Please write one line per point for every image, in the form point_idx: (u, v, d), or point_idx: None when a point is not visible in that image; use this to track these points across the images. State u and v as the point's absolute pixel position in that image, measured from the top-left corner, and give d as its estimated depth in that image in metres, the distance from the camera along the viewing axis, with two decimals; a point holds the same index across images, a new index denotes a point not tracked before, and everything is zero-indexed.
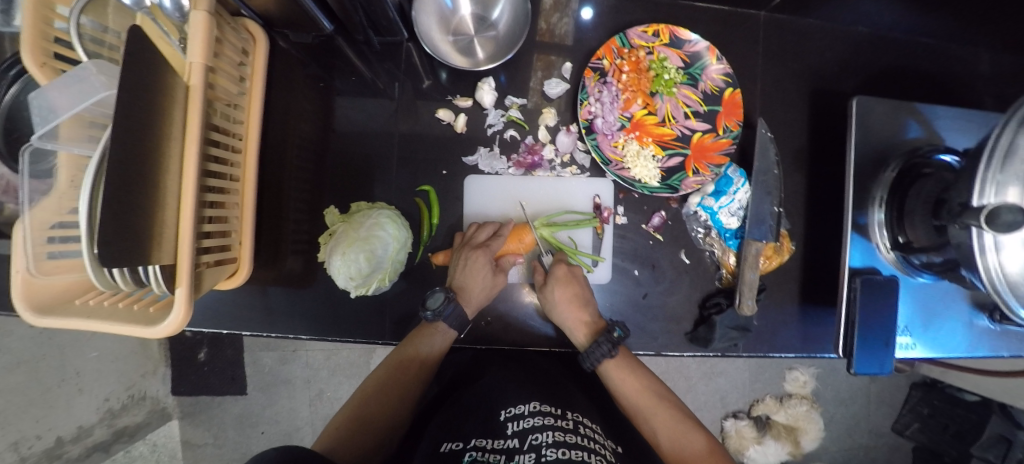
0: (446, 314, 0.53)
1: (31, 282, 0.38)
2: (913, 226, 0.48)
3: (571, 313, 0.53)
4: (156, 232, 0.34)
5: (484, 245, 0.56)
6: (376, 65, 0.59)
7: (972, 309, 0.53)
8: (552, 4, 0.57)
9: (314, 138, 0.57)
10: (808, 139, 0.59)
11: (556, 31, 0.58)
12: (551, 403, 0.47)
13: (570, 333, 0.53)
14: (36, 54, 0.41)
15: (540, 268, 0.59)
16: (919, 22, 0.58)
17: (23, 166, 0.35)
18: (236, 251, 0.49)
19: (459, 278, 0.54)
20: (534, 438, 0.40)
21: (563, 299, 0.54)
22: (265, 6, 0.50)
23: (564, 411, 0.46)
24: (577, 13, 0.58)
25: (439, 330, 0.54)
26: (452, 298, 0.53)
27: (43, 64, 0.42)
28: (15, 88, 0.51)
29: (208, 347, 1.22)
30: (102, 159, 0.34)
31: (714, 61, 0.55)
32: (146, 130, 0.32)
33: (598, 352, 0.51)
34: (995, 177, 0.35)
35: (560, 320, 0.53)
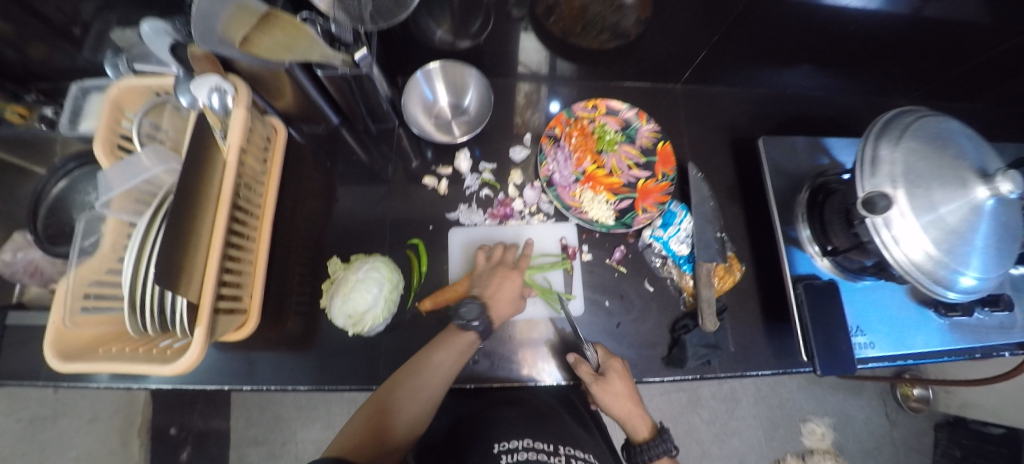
0: (475, 324, 0.52)
1: (64, 329, 0.44)
2: (836, 234, 0.56)
3: (626, 404, 0.53)
4: (189, 273, 0.41)
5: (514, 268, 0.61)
6: (372, 148, 0.72)
7: (917, 307, 0.58)
8: (526, 103, 0.75)
9: (319, 207, 0.67)
10: (736, 177, 0.70)
11: (530, 121, 0.73)
12: (542, 439, 0.49)
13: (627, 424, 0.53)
14: (105, 146, 0.53)
15: (585, 362, 0.55)
16: (803, 80, 0.75)
17: (78, 227, 0.44)
18: (247, 303, 0.55)
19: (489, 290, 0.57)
20: None
21: (622, 393, 0.53)
22: (287, 107, 0.64)
23: (556, 448, 0.48)
24: (546, 106, 0.75)
25: (466, 338, 0.52)
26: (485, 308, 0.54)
27: (109, 153, 0.54)
28: (64, 182, 0.62)
29: (191, 445, 1.14)
30: (152, 219, 0.43)
31: (644, 123, 0.69)
32: (191, 190, 0.42)
33: (660, 448, 0.51)
34: (871, 181, 0.46)
35: (614, 406, 0.53)
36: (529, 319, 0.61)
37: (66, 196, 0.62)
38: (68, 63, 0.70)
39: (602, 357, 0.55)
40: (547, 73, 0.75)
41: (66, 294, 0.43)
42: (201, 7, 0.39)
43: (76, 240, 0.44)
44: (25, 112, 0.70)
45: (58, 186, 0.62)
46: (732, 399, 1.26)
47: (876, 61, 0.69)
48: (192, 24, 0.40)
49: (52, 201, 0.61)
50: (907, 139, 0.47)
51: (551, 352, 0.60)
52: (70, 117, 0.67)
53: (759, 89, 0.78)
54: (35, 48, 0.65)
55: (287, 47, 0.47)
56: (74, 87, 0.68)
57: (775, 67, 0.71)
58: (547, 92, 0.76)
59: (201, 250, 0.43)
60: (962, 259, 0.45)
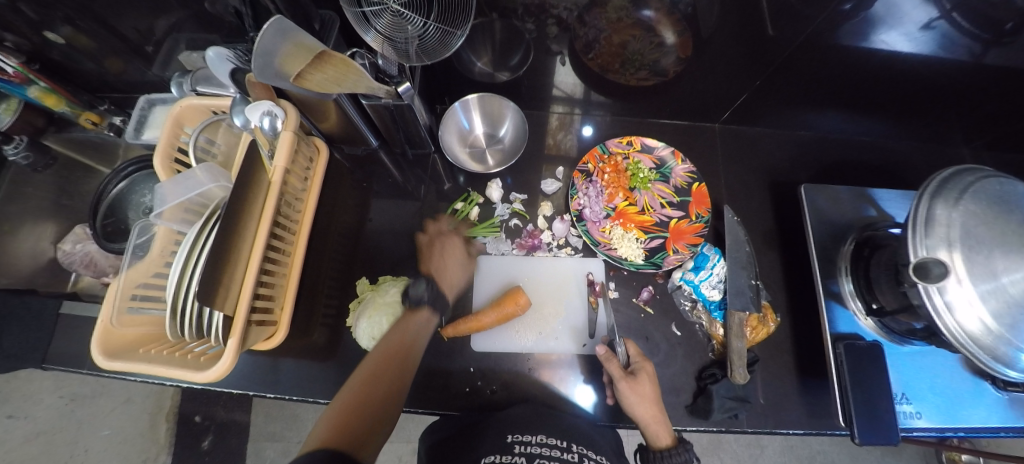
0: (427, 298, 0.60)
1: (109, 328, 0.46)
2: (882, 292, 0.53)
3: (646, 406, 0.51)
4: (227, 287, 0.44)
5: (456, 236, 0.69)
6: (408, 171, 0.74)
7: (972, 378, 0.54)
8: (558, 126, 0.76)
9: (352, 226, 0.70)
10: (774, 222, 0.68)
11: (562, 143, 0.75)
12: (557, 435, 0.49)
13: (645, 429, 0.52)
14: (163, 158, 0.57)
15: (616, 358, 0.55)
16: (850, 124, 0.72)
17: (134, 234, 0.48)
18: (277, 315, 0.57)
19: (436, 264, 0.65)
20: None
21: (646, 396, 0.52)
22: (331, 129, 0.67)
23: (570, 445, 0.48)
24: (579, 129, 0.76)
25: (421, 314, 0.58)
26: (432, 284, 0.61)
27: (166, 165, 0.58)
28: (124, 184, 0.68)
29: (213, 434, 1.18)
30: (199, 233, 0.46)
31: (679, 163, 0.69)
32: (236, 209, 0.44)
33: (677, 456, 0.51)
34: (924, 242, 0.44)
35: (632, 408, 0.51)
36: (548, 351, 0.61)
37: (124, 197, 0.68)
38: (140, 77, 0.76)
39: (633, 356, 0.56)
40: (581, 95, 0.73)
41: (115, 295, 0.46)
42: (263, 41, 0.40)
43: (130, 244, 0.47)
44: (98, 120, 0.74)
45: (117, 187, 0.67)
46: (756, 447, 1.20)
47: (932, 109, 0.66)
48: (253, 58, 0.41)
49: (111, 200, 0.67)
50: (966, 202, 0.44)
51: (572, 369, 0.60)
52: (136, 127, 0.73)
53: (802, 131, 0.76)
54: (114, 62, 0.71)
55: (337, 80, 0.49)
56: (142, 98, 0.74)
57: (821, 110, 0.69)
58: (580, 118, 0.77)
59: (240, 265, 0.46)
60: None
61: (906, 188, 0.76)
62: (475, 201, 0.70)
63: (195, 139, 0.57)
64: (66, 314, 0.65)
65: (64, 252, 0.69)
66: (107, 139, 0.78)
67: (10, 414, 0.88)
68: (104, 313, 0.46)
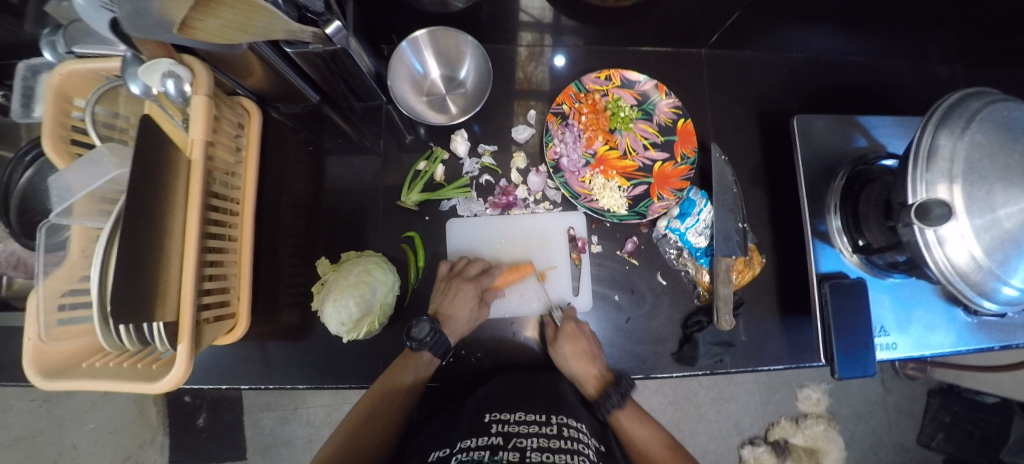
0: (429, 344, 0.52)
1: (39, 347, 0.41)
2: (869, 229, 0.50)
3: (580, 367, 0.54)
4: (162, 291, 0.38)
5: (473, 280, 0.57)
6: (362, 127, 0.65)
7: (946, 304, 0.55)
8: (529, 56, 0.67)
9: (307, 195, 0.62)
10: (762, 157, 0.64)
11: (533, 76, 0.67)
12: (537, 411, 0.48)
13: (581, 384, 0.56)
14: (55, 141, 0.48)
15: (552, 323, 0.58)
16: (845, 44, 0.66)
17: (40, 241, 0.39)
18: (234, 306, 0.51)
19: (446, 307, 0.54)
20: (519, 441, 0.43)
21: (571, 354, 0.55)
22: (258, 84, 0.55)
23: (548, 417, 0.47)
24: (551, 60, 0.68)
25: (423, 359, 0.52)
26: (437, 328, 0.52)
27: (60, 148, 0.48)
28: (30, 172, 0.57)
29: (207, 411, 1.14)
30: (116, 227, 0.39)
31: (663, 98, 0.62)
32: (154, 197, 0.37)
33: (609, 402, 0.54)
34: (924, 176, 0.40)
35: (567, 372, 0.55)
36: (529, 313, 0.60)
37: (37, 186, 0.57)
38: (10, 38, 0.61)
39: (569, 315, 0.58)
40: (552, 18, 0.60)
41: (38, 309, 0.39)
42: None
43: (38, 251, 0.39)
44: None
45: (24, 176, 0.57)
46: None
47: (931, 26, 0.60)
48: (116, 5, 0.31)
49: (21, 192, 0.56)
50: (974, 132, 0.39)
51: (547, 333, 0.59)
52: (23, 103, 0.60)
53: (794, 54, 0.69)
54: None
55: (241, 26, 0.37)
56: (19, 64, 0.59)
57: (818, 28, 0.62)
58: (551, 47, 0.68)
59: (173, 262, 0.39)
60: (1012, 267, 0.40)
61: (895, 110, 0.72)
62: (440, 158, 0.62)
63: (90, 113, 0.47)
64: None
65: None
66: None
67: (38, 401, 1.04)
68: (30, 328, 0.40)
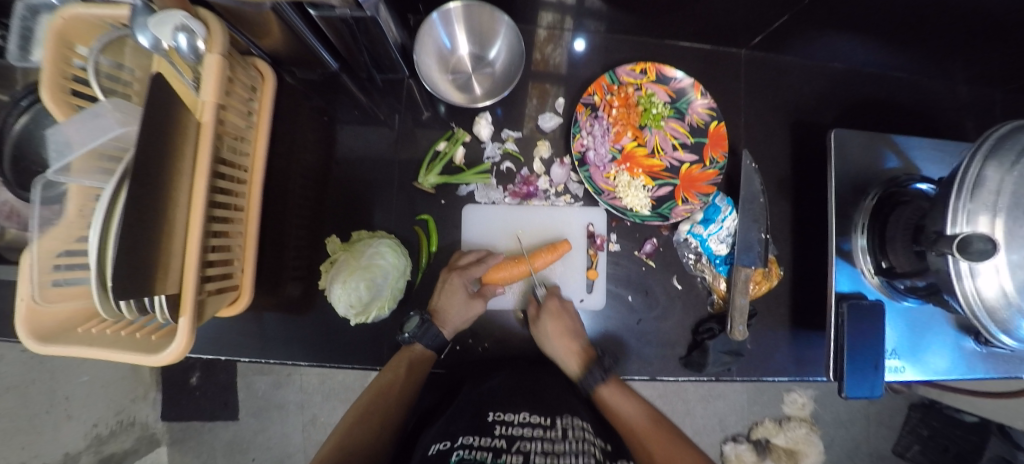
0: (423, 335, 0.52)
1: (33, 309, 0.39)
2: (895, 252, 0.49)
3: (561, 343, 0.54)
4: (164, 262, 0.36)
5: (462, 270, 0.55)
6: (379, 99, 0.63)
7: (956, 332, 0.55)
8: (547, 38, 0.63)
9: (317, 168, 0.59)
10: (790, 167, 0.62)
11: (550, 59, 0.63)
12: (541, 413, 0.47)
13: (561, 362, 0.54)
14: (54, 88, 0.44)
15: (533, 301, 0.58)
16: (887, 59, 0.63)
17: (34, 197, 0.36)
18: (238, 279, 0.49)
19: (437, 300, 0.54)
20: (523, 445, 0.42)
21: (554, 332, 0.54)
22: (274, 46, 0.52)
23: (553, 421, 0.46)
24: (570, 44, 0.63)
25: (416, 352, 0.53)
26: (427, 320, 0.53)
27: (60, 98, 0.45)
28: (26, 117, 0.53)
29: (200, 371, 1.15)
30: (115, 194, 0.36)
31: (699, 97, 0.59)
32: (158, 157, 0.34)
33: (592, 379, 0.53)
34: (966, 206, 0.39)
35: (550, 350, 0.54)
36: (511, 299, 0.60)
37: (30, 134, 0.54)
38: None
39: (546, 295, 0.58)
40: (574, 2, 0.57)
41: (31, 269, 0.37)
42: None
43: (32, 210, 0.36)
44: None
45: (19, 122, 0.53)
46: None
47: (978, 51, 0.57)
48: None
49: (15, 137, 0.53)
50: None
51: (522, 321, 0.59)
52: (19, 45, 0.55)
53: (834, 63, 0.66)
54: None
55: None
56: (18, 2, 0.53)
57: (862, 39, 0.59)
58: (570, 32, 0.64)
59: (177, 231, 0.37)
60: None
61: (926, 128, 0.70)
62: (461, 140, 0.60)
63: (94, 62, 0.44)
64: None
65: None
66: None
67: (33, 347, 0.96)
68: (22, 287, 0.37)
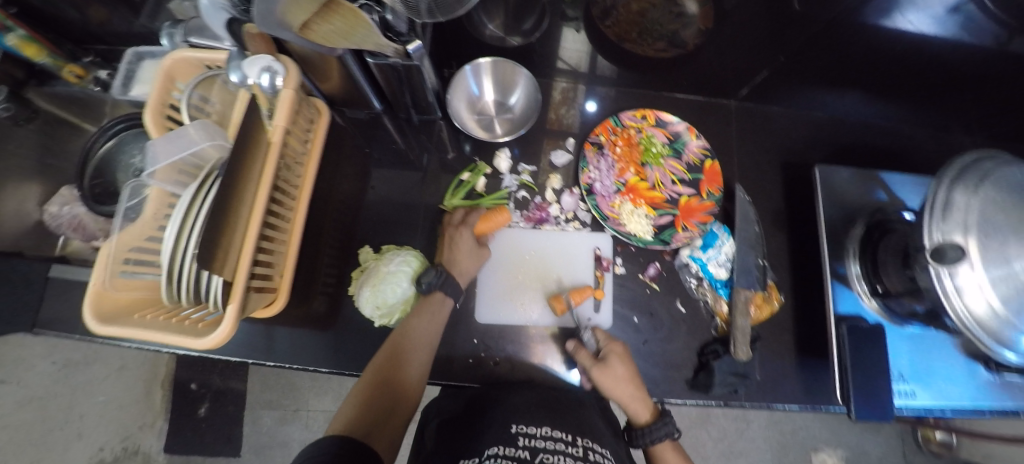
0: (439, 283, 0.57)
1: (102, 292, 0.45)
2: (889, 275, 0.53)
3: (633, 391, 0.52)
4: (225, 250, 0.42)
5: (463, 225, 0.61)
6: (412, 139, 0.72)
7: (966, 360, 0.55)
8: (561, 100, 0.73)
9: (354, 193, 0.68)
10: (784, 202, 0.67)
11: (564, 120, 0.72)
12: (563, 429, 0.49)
13: (633, 411, 0.52)
14: (154, 116, 0.54)
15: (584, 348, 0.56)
16: (867, 107, 0.71)
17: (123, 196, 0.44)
18: (276, 282, 0.55)
19: (447, 254, 0.60)
20: (546, 457, 0.43)
21: (623, 377, 0.52)
22: (333, 89, 0.64)
23: (574, 439, 0.48)
24: (583, 106, 0.73)
25: (437, 300, 0.57)
26: (440, 269, 0.57)
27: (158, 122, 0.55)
28: (111, 143, 0.64)
29: (211, 400, 1.17)
30: (195, 194, 0.44)
31: (693, 138, 0.67)
32: (235, 167, 0.42)
33: (660, 432, 0.51)
34: (941, 226, 0.43)
35: (621, 399, 0.52)
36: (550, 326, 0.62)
37: (112, 157, 0.64)
38: (126, 29, 0.71)
39: (601, 341, 0.56)
40: (588, 72, 0.72)
41: (108, 257, 0.44)
42: None
43: (121, 205, 0.45)
44: (82, 73, 0.68)
45: (105, 146, 0.64)
46: (743, 421, 1.22)
47: (948, 97, 0.65)
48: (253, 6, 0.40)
49: (98, 161, 0.63)
50: (987, 188, 0.43)
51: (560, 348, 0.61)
52: (124, 83, 0.68)
53: (817, 112, 0.74)
54: (97, 10, 0.66)
55: (346, 36, 0.46)
56: (129, 52, 0.69)
57: (837, 90, 0.67)
58: (585, 91, 0.74)
59: (239, 228, 0.44)
60: None
61: (916, 172, 0.75)
62: (483, 171, 0.68)
63: (188, 95, 0.54)
64: (57, 278, 0.62)
65: (50, 215, 0.66)
66: (93, 94, 0.72)
67: (56, 361, 0.95)
68: (96, 275, 0.44)
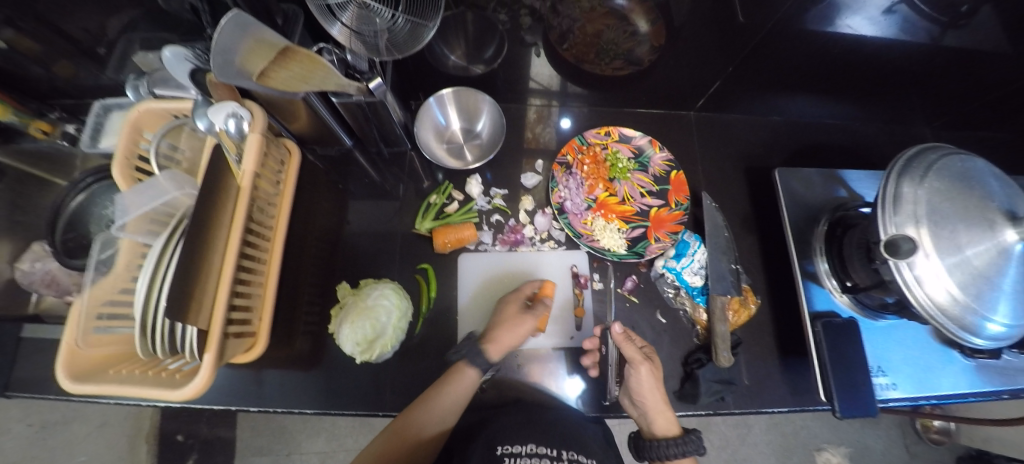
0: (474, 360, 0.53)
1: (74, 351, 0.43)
2: (856, 270, 0.54)
3: (657, 400, 0.52)
4: (199, 298, 0.41)
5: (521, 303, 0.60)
6: (385, 171, 0.73)
7: (942, 346, 0.56)
8: (538, 119, 0.76)
9: (331, 229, 0.67)
10: (752, 205, 0.69)
11: (542, 137, 0.74)
12: (548, 444, 0.48)
13: (653, 420, 0.52)
14: (123, 167, 0.53)
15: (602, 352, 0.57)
16: (821, 109, 0.74)
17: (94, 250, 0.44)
18: (256, 325, 0.54)
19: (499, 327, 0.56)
20: None
21: (652, 386, 0.52)
22: (302, 129, 0.64)
23: (559, 452, 0.47)
24: (559, 123, 0.76)
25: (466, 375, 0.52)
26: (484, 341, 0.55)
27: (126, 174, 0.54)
28: (82, 196, 0.63)
29: (197, 452, 1.12)
30: (166, 244, 0.43)
31: (657, 152, 0.69)
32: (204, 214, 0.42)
33: (676, 448, 0.51)
34: (893, 219, 0.44)
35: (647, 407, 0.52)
36: (538, 346, 0.61)
37: (86, 209, 0.63)
38: (93, 83, 0.71)
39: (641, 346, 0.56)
40: (558, 88, 0.72)
41: (79, 313, 0.42)
42: (220, 38, 0.37)
43: (92, 257, 0.44)
44: (49, 129, 0.69)
45: (76, 200, 0.63)
46: (743, 426, 1.21)
47: (893, 94, 0.68)
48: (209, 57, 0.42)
49: (70, 214, 0.62)
50: (931, 179, 0.45)
51: (558, 365, 0.60)
52: (92, 135, 0.68)
53: (774, 117, 0.77)
54: (63, 67, 0.66)
55: (304, 78, 0.45)
56: (96, 104, 0.69)
57: (792, 94, 0.70)
58: (559, 111, 0.77)
59: (211, 273, 0.43)
60: (988, 303, 0.43)
61: (874, 168, 0.78)
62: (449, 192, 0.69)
63: (155, 145, 0.54)
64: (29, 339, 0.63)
65: (23, 273, 0.62)
66: (61, 149, 0.73)
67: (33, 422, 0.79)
68: (68, 333, 0.42)
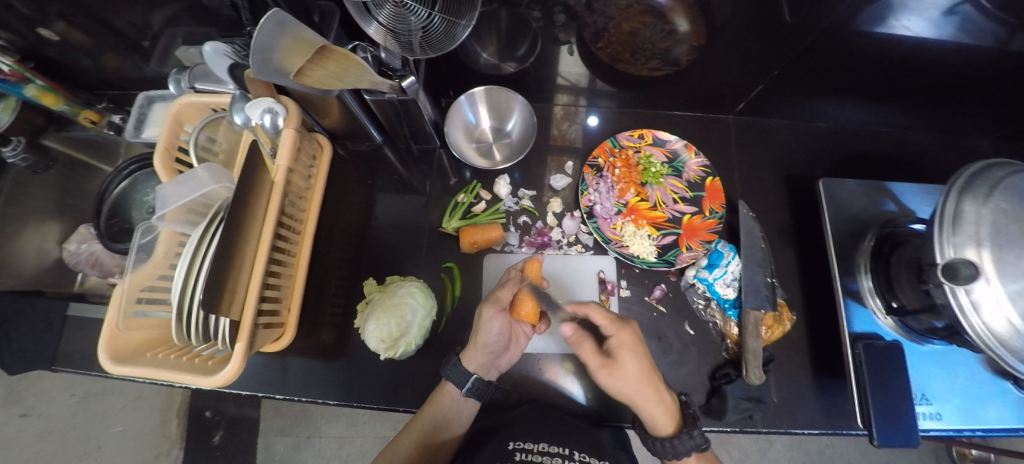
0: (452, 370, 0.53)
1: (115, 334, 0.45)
2: (903, 290, 0.51)
3: (654, 399, 0.49)
4: (232, 291, 0.42)
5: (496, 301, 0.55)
6: (413, 167, 0.73)
7: (993, 377, 0.53)
8: (564, 116, 0.74)
9: (358, 224, 0.68)
10: (790, 217, 0.66)
11: (567, 134, 0.73)
12: (559, 443, 0.48)
13: (654, 420, 0.50)
14: (163, 157, 0.55)
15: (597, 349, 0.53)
16: (870, 116, 0.70)
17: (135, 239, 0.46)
18: (284, 317, 0.56)
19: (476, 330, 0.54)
20: None
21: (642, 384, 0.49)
22: (334, 124, 0.65)
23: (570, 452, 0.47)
24: (585, 120, 0.74)
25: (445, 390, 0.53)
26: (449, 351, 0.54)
27: (167, 165, 0.56)
28: (125, 183, 0.66)
29: (224, 428, 1.17)
30: (201, 236, 0.45)
31: (692, 156, 0.67)
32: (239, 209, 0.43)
33: (683, 445, 0.50)
34: (952, 239, 0.41)
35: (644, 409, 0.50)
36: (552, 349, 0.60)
37: (127, 195, 0.66)
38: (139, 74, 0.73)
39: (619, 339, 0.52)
40: (586, 85, 0.70)
41: (121, 298, 0.44)
42: (259, 36, 0.37)
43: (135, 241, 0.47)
44: (97, 118, 0.72)
45: (118, 187, 0.66)
46: (765, 440, 1.18)
47: (953, 103, 0.63)
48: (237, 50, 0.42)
49: (114, 199, 0.65)
50: (998, 198, 0.41)
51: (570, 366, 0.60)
52: (136, 125, 0.70)
53: (818, 123, 0.74)
54: (111, 59, 0.68)
55: (339, 75, 0.46)
56: (141, 96, 0.72)
57: (839, 100, 0.66)
58: (585, 109, 0.75)
59: (244, 267, 0.44)
60: None
61: (926, 181, 0.73)
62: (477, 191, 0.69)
63: (195, 138, 0.56)
64: (74, 317, 0.62)
65: (69, 253, 0.67)
66: (108, 137, 0.76)
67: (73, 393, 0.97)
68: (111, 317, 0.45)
